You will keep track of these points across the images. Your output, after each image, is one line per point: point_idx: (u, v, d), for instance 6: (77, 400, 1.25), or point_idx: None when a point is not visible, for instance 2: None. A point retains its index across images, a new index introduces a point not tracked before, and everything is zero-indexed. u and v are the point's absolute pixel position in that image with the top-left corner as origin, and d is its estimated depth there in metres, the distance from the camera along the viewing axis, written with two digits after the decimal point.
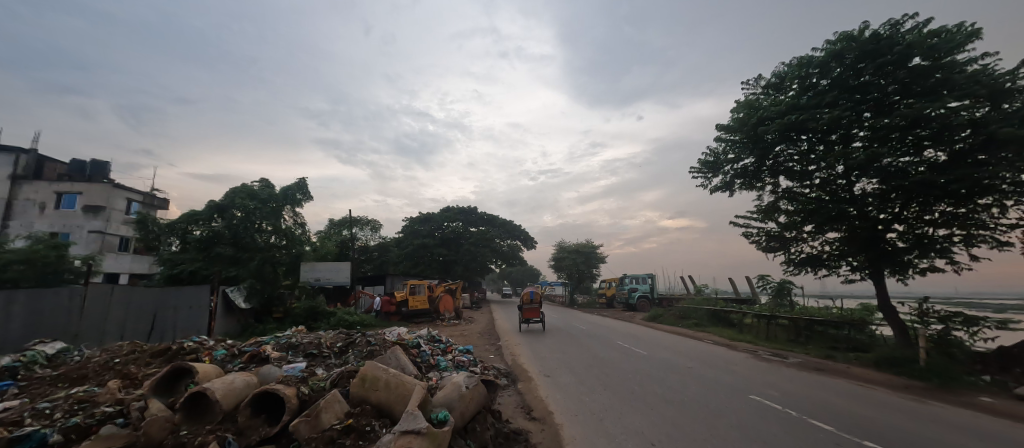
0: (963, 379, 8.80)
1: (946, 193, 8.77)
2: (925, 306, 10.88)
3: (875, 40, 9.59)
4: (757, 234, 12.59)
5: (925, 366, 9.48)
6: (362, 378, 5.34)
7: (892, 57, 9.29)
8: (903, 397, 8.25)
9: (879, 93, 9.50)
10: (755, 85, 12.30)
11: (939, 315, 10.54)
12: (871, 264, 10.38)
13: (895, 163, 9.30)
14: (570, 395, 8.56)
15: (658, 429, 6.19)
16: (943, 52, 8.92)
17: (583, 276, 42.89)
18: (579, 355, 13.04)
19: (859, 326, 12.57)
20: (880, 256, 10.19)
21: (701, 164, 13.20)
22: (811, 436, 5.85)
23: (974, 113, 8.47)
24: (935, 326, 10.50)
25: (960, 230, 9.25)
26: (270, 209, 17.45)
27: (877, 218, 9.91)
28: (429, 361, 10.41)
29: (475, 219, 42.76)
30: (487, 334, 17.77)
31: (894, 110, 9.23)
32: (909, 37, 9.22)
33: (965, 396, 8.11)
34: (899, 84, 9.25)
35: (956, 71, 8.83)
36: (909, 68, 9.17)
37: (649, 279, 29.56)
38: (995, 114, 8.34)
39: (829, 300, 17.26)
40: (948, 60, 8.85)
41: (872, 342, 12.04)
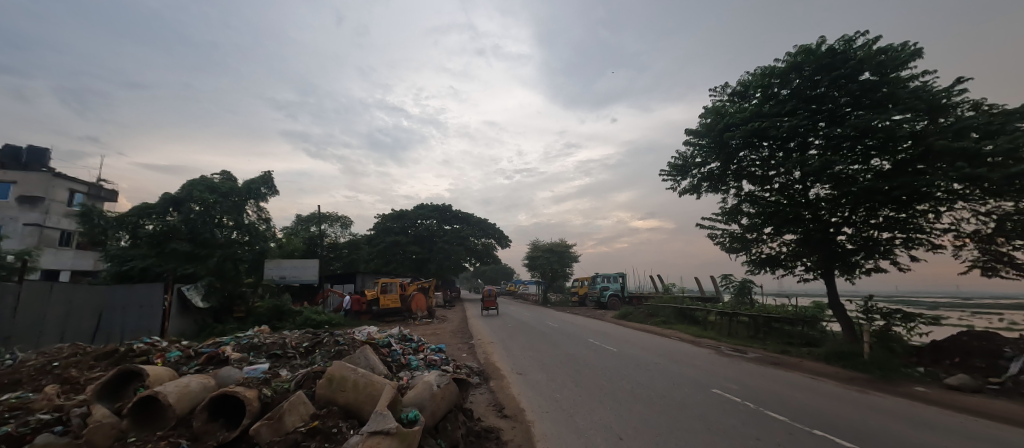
0: (901, 371, 9.44)
1: (889, 199, 9.34)
2: (870, 303, 11.44)
3: (831, 54, 10.08)
4: (721, 235, 12.99)
5: (867, 359, 10.10)
6: (329, 379, 5.15)
7: (845, 71, 9.80)
8: (849, 388, 8.71)
9: (833, 105, 10.00)
10: (722, 92, 12.70)
11: (882, 312, 11.13)
12: (824, 264, 10.90)
13: (846, 170, 9.80)
14: (539, 392, 8.56)
15: (627, 424, 6.27)
16: (889, 68, 9.51)
17: (556, 275, 43.29)
18: (551, 353, 13.10)
19: (811, 322, 13.21)
20: (831, 256, 10.75)
21: (671, 167, 13.51)
22: (763, 426, 6.13)
23: (914, 126, 9.09)
24: (879, 323, 11.11)
25: (900, 234, 9.86)
26: (232, 203, 16.72)
27: (829, 221, 10.44)
28: (400, 361, 10.20)
29: (450, 217, 42.25)
30: (458, 332, 17.63)
31: (847, 120, 9.74)
32: (860, 53, 9.75)
33: (902, 387, 8.68)
34: (851, 97, 9.77)
35: (900, 86, 9.43)
36: (860, 82, 9.69)
37: (620, 278, 30.14)
38: (932, 127, 8.99)
39: (785, 298, 18.16)
40: (893, 76, 9.43)
41: (823, 338, 12.68)
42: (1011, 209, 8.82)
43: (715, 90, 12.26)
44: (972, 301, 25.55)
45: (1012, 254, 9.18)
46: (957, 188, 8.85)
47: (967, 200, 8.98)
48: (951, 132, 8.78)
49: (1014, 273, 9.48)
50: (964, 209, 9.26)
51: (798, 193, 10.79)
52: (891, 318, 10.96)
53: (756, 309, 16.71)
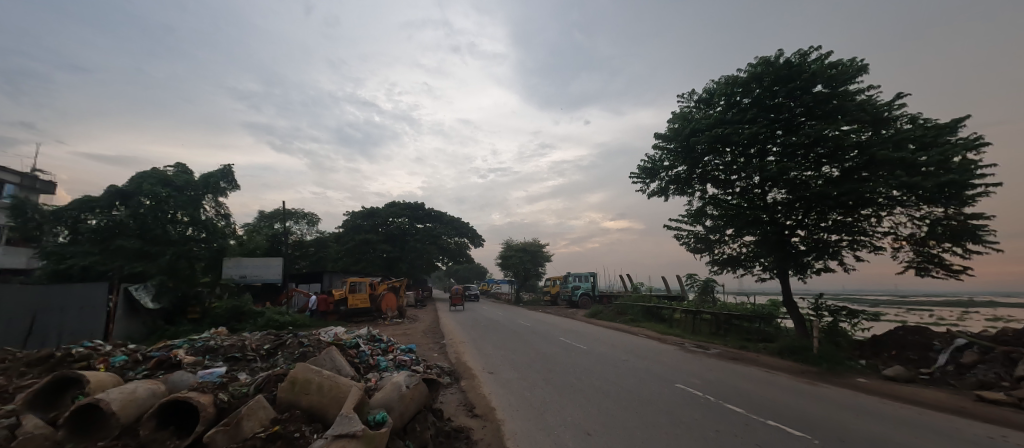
0: (845, 363, 10.00)
1: (837, 204, 9.87)
2: (820, 301, 12.09)
3: (788, 67, 10.59)
4: (687, 236, 13.33)
5: (816, 352, 10.65)
6: (291, 382, 4.91)
7: (800, 83, 10.32)
8: (800, 380, 9.15)
9: (789, 114, 10.49)
10: (689, 99, 13.06)
11: (830, 309, 11.78)
12: (779, 264, 11.39)
13: (799, 176, 10.30)
14: (510, 390, 8.53)
15: (596, 420, 6.32)
16: (839, 82, 10.08)
17: (529, 274, 43.46)
18: (522, 352, 13.09)
19: (768, 319, 13.83)
20: (786, 257, 11.23)
21: (640, 170, 13.77)
22: (720, 418, 6.34)
23: (860, 136, 9.69)
24: (828, 319, 11.74)
25: (846, 236, 10.43)
26: (188, 198, 15.89)
27: (784, 224, 10.91)
28: (368, 362, 9.93)
29: (422, 215, 41.55)
30: (429, 332, 17.37)
31: (801, 129, 10.24)
32: (813, 66, 10.29)
33: (846, 378, 9.20)
34: (805, 108, 10.31)
35: (849, 99, 10.02)
36: (813, 94, 10.23)
37: (591, 277, 30.59)
38: (875, 138, 9.61)
39: (745, 296, 18.92)
40: (842, 90, 10.03)
41: (778, 333, 13.29)
42: (942, 214, 9.52)
43: (681, 97, 12.58)
44: (913, 298, 27.53)
45: (943, 256, 9.89)
46: (896, 195, 9.48)
47: (904, 205, 9.63)
48: (890, 143, 9.46)
49: (945, 273, 10.22)
50: (902, 214, 9.90)
51: (756, 197, 11.24)
52: (840, 315, 11.60)
53: (719, 307, 17.30)
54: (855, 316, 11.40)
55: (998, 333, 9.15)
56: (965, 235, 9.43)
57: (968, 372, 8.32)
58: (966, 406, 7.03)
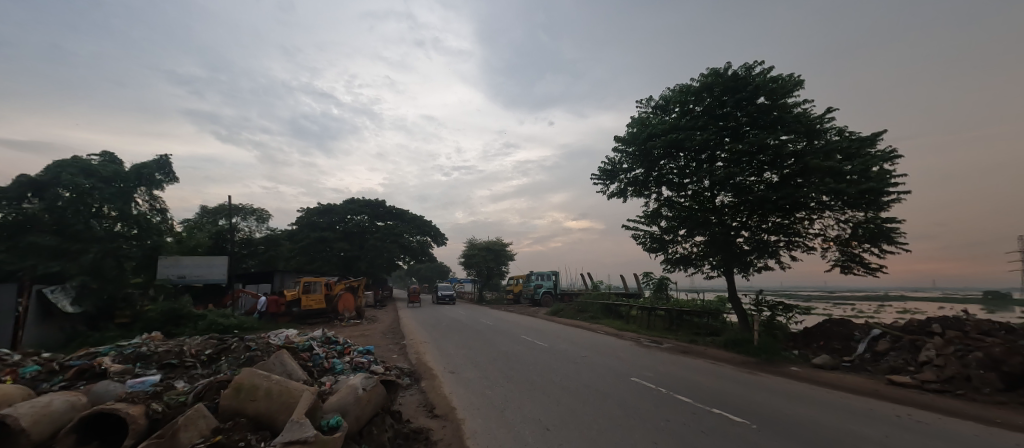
0: (780, 353, 10.69)
1: (776, 207, 10.47)
2: (760, 297, 12.81)
3: (734, 79, 11.16)
4: (643, 236, 13.68)
5: (756, 344, 11.28)
6: (236, 388, 4.54)
7: (745, 94, 10.90)
8: (742, 370, 9.63)
9: (736, 123, 11.05)
10: (647, 104, 13.42)
11: (769, 304, 12.54)
12: (725, 263, 11.91)
13: (744, 181, 10.86)
14: (472, 390, 8.37)
15: (554, 415, 6.32)
16: (779, 95, 10.75)
17: (492, 273, 43.33)
18: (483, 351, 12.95)
19: (715, 314, 14.52)
20: (731, 256, 11.77)
21: (600, 171, 13.98)
22: (669, 408, 6.54)
23: (796, 145, 10.38)
24: (767, 314, 12.49)
25: (784, 237, 11.10)
26: (117, 190, 14.55)
27: (730, 226, 11.45)
28: (323, 365, 9.46)
29: (383, 213, 40.33)
30: (387, 332, 16.85)
31: (746, 137, 10.81)
32: (757, 79, 10.91)
33: (781, 367, 9.82)
34: (750, 118, 10.90)
35: (787, 111, 10.70)
36: (756, 105, 10.86)
37: (553, 276, 30.93)
38: (809, 147, 10.34)
39: (697, 293, 19.79)
40: (782, 102, 10.66)
41: (724, 327, 13.98)
42: (863, 218, 10.36)
43: (639, 102, 12.89)
44: (847, 295, 29.84)
45: (863, 256, 10.76)
46: (826, 200, 10.20)
47: (832, 210, 10.39)
48: (821, 152, 10.21)
49: (865, 271, 11.12)
50: (830, 217, 10.67)
51: (706, 200, 11.74)
52: (777, 310, 12.37)
53: (671, 304, 17.95)
54: (789, 310, 12.28)
55: (907, 323, 10.06)
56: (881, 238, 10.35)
57: (882, 358, 9.12)
58: (880, 388, 7.68)
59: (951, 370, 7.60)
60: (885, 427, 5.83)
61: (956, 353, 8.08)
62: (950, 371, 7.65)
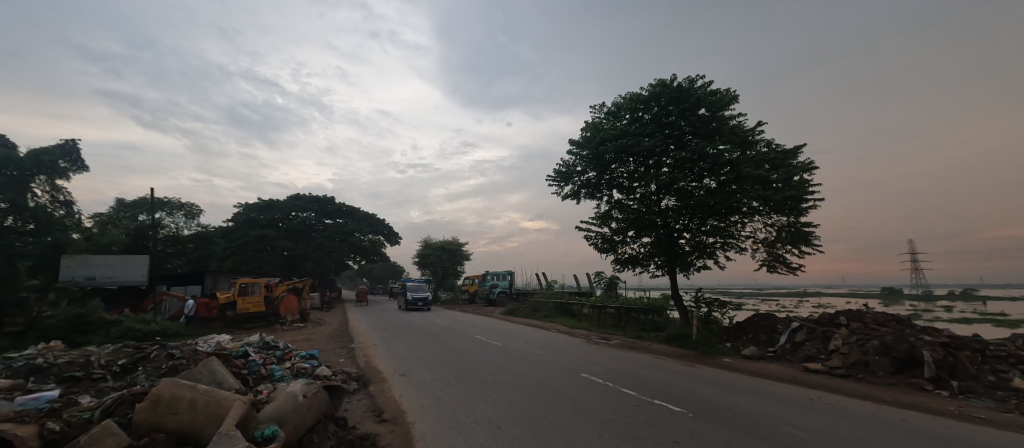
0: (716, 346, 11.31)
1: (714, 211, 11.04)
2: (700, 294, 13.47)
3: (679, 90, 11.67)
4: (594, 237, 13.89)
5: (694, 338, 11.84)
6: (154, 401, 4.00)
7: (688, 105, 11.43)
8: (681, 363, 10.04)
9: (679, 132, 11.56)
10: (600, 110, 13.69)
11: (706, 301, 13.24)
12: (669, 264, 12.37)
13: (687, 186, 11.36)
14: (422, 392, 8.04)
15: (505, 414, 6.22)
16: (718, 107, 11.38)
17: (447, 273, 42.63)
18: (433, 352, 12.60)
19: (659, 310, 15.08)
20: (674, 256, 12.24)
21: (555, 173, 14.08)
22: (613, 402, 6.63)
23: (732, 155, 11.05)
24: (704, 310, 13.12)
25: (720, 239, 11.72)
26: (7, 179, 12.76)
27: (674, 228, 11.92)
28: (260, 372, 8.74)
29: (332, 210, 38.34)
30: (333, 336, 15.99)
31: (689, 145, 11.34)
32: (698, 92, 11.49)
33: (717, 359, 10.38)
34: (692, 127, 11.46)
35: (725, 122, 11.37)
36: (698, 116, 11.43)
37: (509, 276, 30.97)
38: (742, 157, 11.06)
39: (644, 291, 20.55)
40: (720, 114, 11.31)
41: (668, 323, 14.57)
42: (786, 222, 11.21)
43: (593, 107, 13.12)
44: (778, 294, 32.33)
45: (785, 256, 11.60)
46: (755, 205, 10.89)
47: (761, 215, 11.13)
48: (753, 162, 10.96)
49: (787, 270, 12.02)
50: (759, 221, 11.42)
51: (653, 203, 12.13)
52: (713, 306, 13.07)
53: (621, 302, 18.50)
54: (723, 307, 13.00)
55: (819, 316, 10.97)
56: (798, 239, 11.27)
57: (800, 348, 9.85)
58: (799, 375, 8.31)
59: (854, 357, 8.38)
60: (800, 409, 6.28)
61: (858, 341, 8.88)
62: (852, 357, 8.43)
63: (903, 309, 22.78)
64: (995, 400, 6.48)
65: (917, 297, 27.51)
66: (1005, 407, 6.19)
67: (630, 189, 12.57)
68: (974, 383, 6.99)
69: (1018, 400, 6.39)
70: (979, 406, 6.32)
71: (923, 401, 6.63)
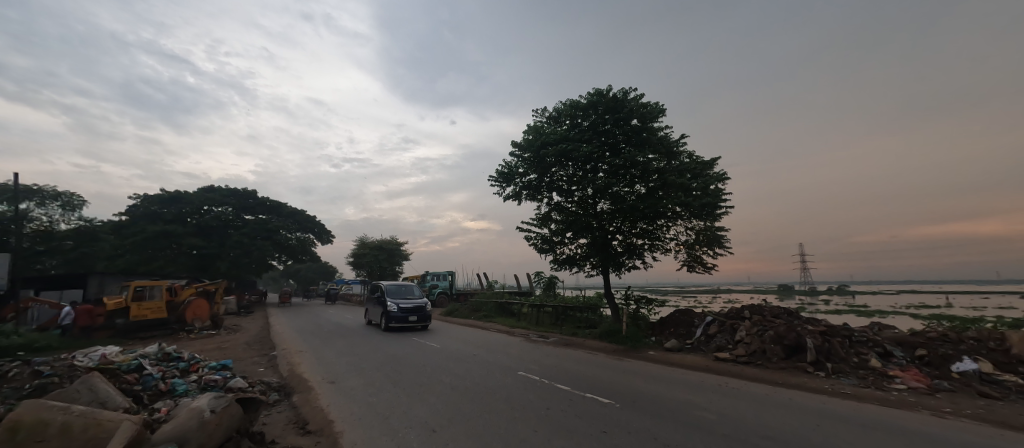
0: (642, 341, 11.86)
1: (643, 216, 11.52)
2: (629, 292, 14.00)
3: (615, 100, 12.05)
4: (535, 237, 13.93)
5: (624, 333, 12.29)
6: (9, 428, 3.18)
7: (622, 115, 11.84)
8: (612, 357, 10.33)
9: (614, 140, 11.93)
10: (541, 114, 13.75)
11: (634, 298, 13.79)
12: (602, 264, 12.69)
13: (619, 191, 11.77)
14: (356, 399, 7.49)
15: (442, 416, 5.91)
16: (649, 119, 11.91)
17: (384, 274, 40.83)
18: (364, 357, 11.84)
19: (593, 308, 15.51)
20: (608, 257, 12.59)
21: (498, 174, 13.94)
22: (546, 397, 6.56)
23: (659, 163, 11.64)
24: (633, 307, 13.66)
25: (648, 240, 12.25)
26: None
27: (608, 229, 12.27)
28: (158, 387, 7.57)
29: (253, 205, 34.93)
30: (250, 343, 14.50)
31: (623, 153, 11.74)
32: (632, 103, 11.95)
33: (643, 352, 10.87)
34: (626, 136, 11.87)
35: (654, 133, 11.92)
36: (630, 126, 11.88)
37: (449, 276, 30.42)
38: (668, 166, 11.68)
39: (580, 290, 21.10)
40: (650, 125, 11.83)
41: (601, 320, 15.01)
42: (703, 226, 12.03)
43: (535, 111, 13.15)
44: (700, 292, 35.15)
45: (703, 257, 12.40)
46: (678, 211, 11.53)
47: (684, 219, 11.81)
48: (677, 171, 11.65)
49: (703, 269, 12.87)
50: (681, 225, 12.11)
51: (589, 206, 12.42)
52: (641, 303, 13.65)
53: (558, 300, 18.82)
54: (650, 303, 13.65)
55: (728, 310, 11.86)
56: (712, 241, 12.17)
57: (712, 339, 10.60)
58: (711, 364, 8.92)
59: (755, 345, 9.15)
60: (711, 394, 6.63)
61: (759, 331, 9.67)
62: (754, 346, 9.20)
63: (799, 303, 25.76)
64: (857, 377, 7.44)
65: (808, 292, 31.37)
66: (866, 383, 7.13)
67: (569, 192, 12.76)
68: (843, 365, 7.92)
69: (874, 376, 7.41)
70: (847, 383, 7.22)
71: (805, 381, 7.42)
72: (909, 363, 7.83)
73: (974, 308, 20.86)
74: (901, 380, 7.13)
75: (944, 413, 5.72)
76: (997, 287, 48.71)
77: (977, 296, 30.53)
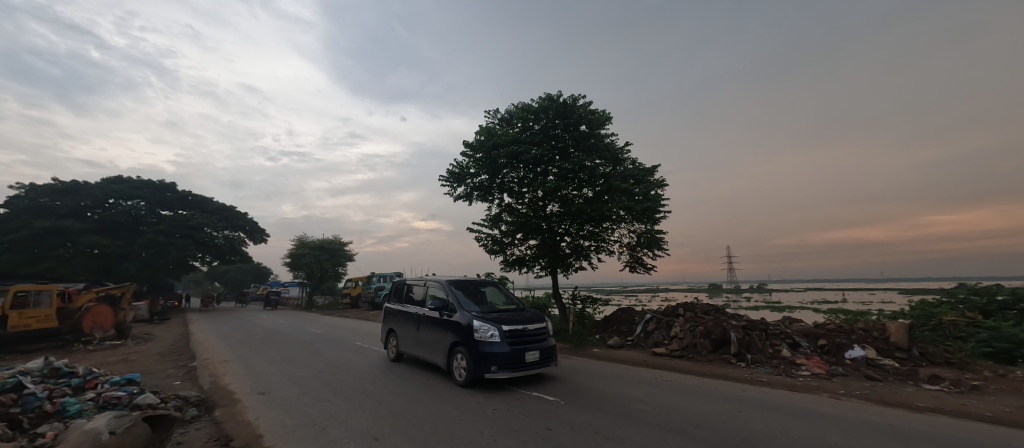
0: (587, 339, 12.02)
1: (589, 218, 11.67)
2: (575, 292, 14.16)
3: (565, 106, 12.15)
4: (485, 238, 13.71)
5: (570, 331, 12.39)
6: None
7: (572, 121, 11.97)
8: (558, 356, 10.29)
9: (563, 144, 12.01)
10: (494, 116, 13.57)
11: (580, 298, 13.99)
12: (551, 266, 12.71)
13: (568, 194, 11.87)
14: (288, 410, 6.84)
15: (386, 423, 5.49)
16: (597, 126, 12.13)
17: (326, 275, 38.57)
18: (298, 365, 10.92)
19: (542, 308, 15.56)
20: (557, 258, 12.62)
21: (448, 174, 13.56)
22: (492, 398, 6.34)
23: (605, 169, 11.88)
24: (579, 306, 13.86)
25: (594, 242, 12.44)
26: None
27: (556, 231, 12.31)
28: (44, 407, 6.43)
29: (172, 199, 31.54)
30: (164, 354, 12.90)
31: (572, 157, 11.84)
32: (581, 109, 12.11)
33: (587, 350, 10.99)
34: (574, 141, 12.00)
35: (601, 140, 12.15)
36: (578, 131, 12.04)
37: (396, 277, 29.38)
38: (613, 172, 11.95)
39: (530, 291, 21.13)
40: (598, 132, 12.06)
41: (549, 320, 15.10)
42: (644, 229, 12.42)
43: (487, 112, 12.95)
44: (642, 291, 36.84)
45: (643, 258, 12.78)
46: (622, 214, 11.82)
47: (628, 222, 12.11)
48: (622, 176, 11.92)
49: (643, 270, 13.30)
50: (625, 228, 12.41)
51: (539, 208, 12.40)
52: (586, 303, 13.88)
53: None
54: (594, 303, 13.86)
55: (665, 308, 12.32)
56: (652, 244, 12.60)
57: (650, 335, 10.94)
58: (648, 359, 9.17)
59: (687, 340, 9.52)
60: (647, 387, 6.76)
61: (690, 327, 10.08)
62: (686, 340, 9.57)
63: (729, 301, 27.75)
64: (772, 367, 7.96)
65: (736, 291, 33.97)
66: (778, 371, 7.66)
67: (519, 194, 12.66)
68: (760, 355, 8.44)
69: (785, 365, 7.95)
70: (763, 372, 7.72)
71: (729, 371, 7.83)
72: (813, 352, 8.45)
73: (866, 303, 23.69)
74: (805, 367, 7.70)
75: (838, 395, 6.23)
76: (886, 286, 55.86)
77: (869, 292, 34.79)
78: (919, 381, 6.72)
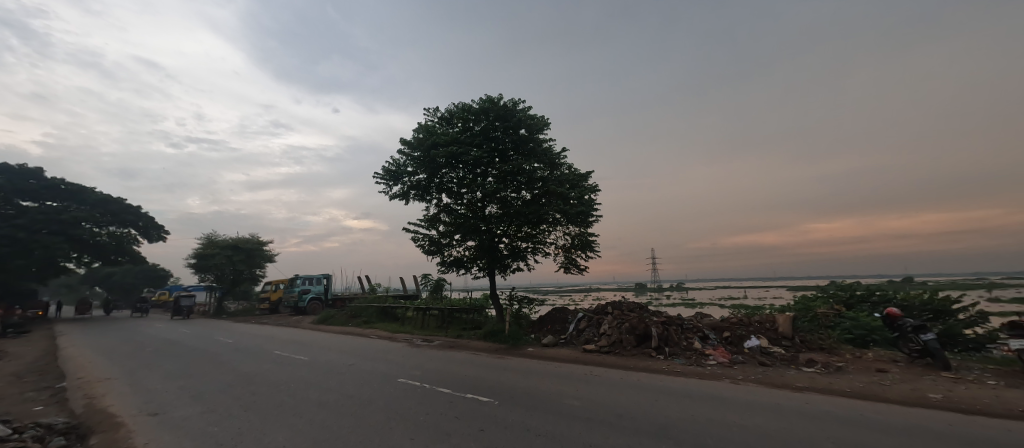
0: (523, 338, 11.93)
1: (527, 220, 11.57)
2: (512, 293, 14.06)
3: (505, 108, 11.96)
4: (422, 238, 13.12)
5: (506, 331, 12.22)
6: None
7: (512, 123, 11.80)
8: (493, 356, 10.02)
9: (503, 146, 11.82)
10: (433, 114, 13.03)
11: (517, 299, 13.83)
12: (489, 267, 12.45)
13: (506, 196, 11.67)
14: (186, 431, 5.82)
15: (304, 438, 4.82)
16: (537, 130, 12.08)
17: (240, 277, 34.90)
18: (202, 379, 9.53)
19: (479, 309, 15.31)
20: (495, 260, 12.39)
21: (384, 172, 12.78)
22: (426, 403, 5.87)
23: (543, 173, 11.87)
24: (515, 307, 13.71)
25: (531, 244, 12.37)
26: None
27: (495, 232, 12.08)
28: None
29: (38, 188, 26.55)
30: (21, 375, 10.61)
31: (511, 160, 11.68)
32: (522, 113, 12.00)
33: (522, 350, 10.86)
34: (514, 143, 11.85)
35: (541, 144, 12.13)
36: (518, 134, 11.91)
37: (324, 279, 27.32)
38: (551, 176, 11.97)
39: (468, 292, 20.73)
40: (537, 136, 12.01)
41: (486, 321, 14.89)
42: (578, 231, 12.57)
43: (426, 110, 12.42)
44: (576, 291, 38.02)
45: (577, 259, 12.92)
46: (558, 217, 11.86)
47: (564, 225, 12.19)
48: (559, 180, 11.95)
49: (578, 271, 13.55)
50: (560, 230, 12.48)
51: (477, 208, 12.08)
52: (522, 303, 13.76)
53: (444, 303, 18.12)
54: (530, 303, 13.78)
55: (596, 307, 12.58)
56: (586, 246, 12.80)
57: (582, 333, 11.11)
58: (581, 356, 9.24)
59: (615, 336, 9.74)
60: (582, 383, 6.72)
61: (618, 323, 10.32)
62: (614, 336, 9.79)
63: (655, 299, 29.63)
64: (686, 358, 8.40)
65: (660, 289, 36.33)
66: (691, 362, 8.09)
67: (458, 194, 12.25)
68: (677, 348, 8.84)
69: (696, 355, 8.43)
70: (678, 363, 8.11)
71: (649, 363, 8.16)
72: (719, 343, 8.95)
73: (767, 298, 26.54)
74: (713, 357, 8.20)
75: (738, 380, 6.67)
76: (781, 283, 63.48)
77: (768, 289, 39.16)
78: (799, 365, 7.43)
